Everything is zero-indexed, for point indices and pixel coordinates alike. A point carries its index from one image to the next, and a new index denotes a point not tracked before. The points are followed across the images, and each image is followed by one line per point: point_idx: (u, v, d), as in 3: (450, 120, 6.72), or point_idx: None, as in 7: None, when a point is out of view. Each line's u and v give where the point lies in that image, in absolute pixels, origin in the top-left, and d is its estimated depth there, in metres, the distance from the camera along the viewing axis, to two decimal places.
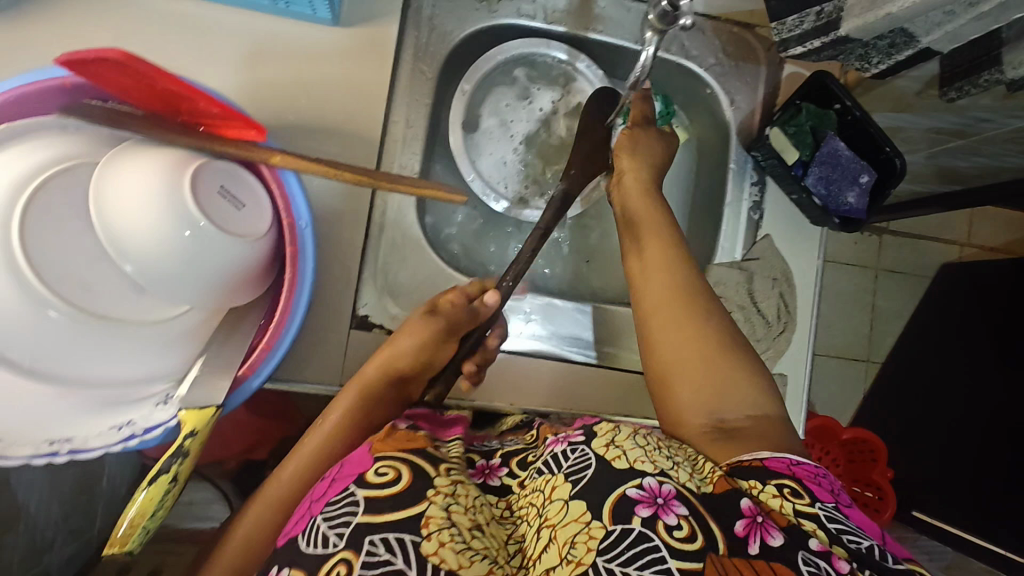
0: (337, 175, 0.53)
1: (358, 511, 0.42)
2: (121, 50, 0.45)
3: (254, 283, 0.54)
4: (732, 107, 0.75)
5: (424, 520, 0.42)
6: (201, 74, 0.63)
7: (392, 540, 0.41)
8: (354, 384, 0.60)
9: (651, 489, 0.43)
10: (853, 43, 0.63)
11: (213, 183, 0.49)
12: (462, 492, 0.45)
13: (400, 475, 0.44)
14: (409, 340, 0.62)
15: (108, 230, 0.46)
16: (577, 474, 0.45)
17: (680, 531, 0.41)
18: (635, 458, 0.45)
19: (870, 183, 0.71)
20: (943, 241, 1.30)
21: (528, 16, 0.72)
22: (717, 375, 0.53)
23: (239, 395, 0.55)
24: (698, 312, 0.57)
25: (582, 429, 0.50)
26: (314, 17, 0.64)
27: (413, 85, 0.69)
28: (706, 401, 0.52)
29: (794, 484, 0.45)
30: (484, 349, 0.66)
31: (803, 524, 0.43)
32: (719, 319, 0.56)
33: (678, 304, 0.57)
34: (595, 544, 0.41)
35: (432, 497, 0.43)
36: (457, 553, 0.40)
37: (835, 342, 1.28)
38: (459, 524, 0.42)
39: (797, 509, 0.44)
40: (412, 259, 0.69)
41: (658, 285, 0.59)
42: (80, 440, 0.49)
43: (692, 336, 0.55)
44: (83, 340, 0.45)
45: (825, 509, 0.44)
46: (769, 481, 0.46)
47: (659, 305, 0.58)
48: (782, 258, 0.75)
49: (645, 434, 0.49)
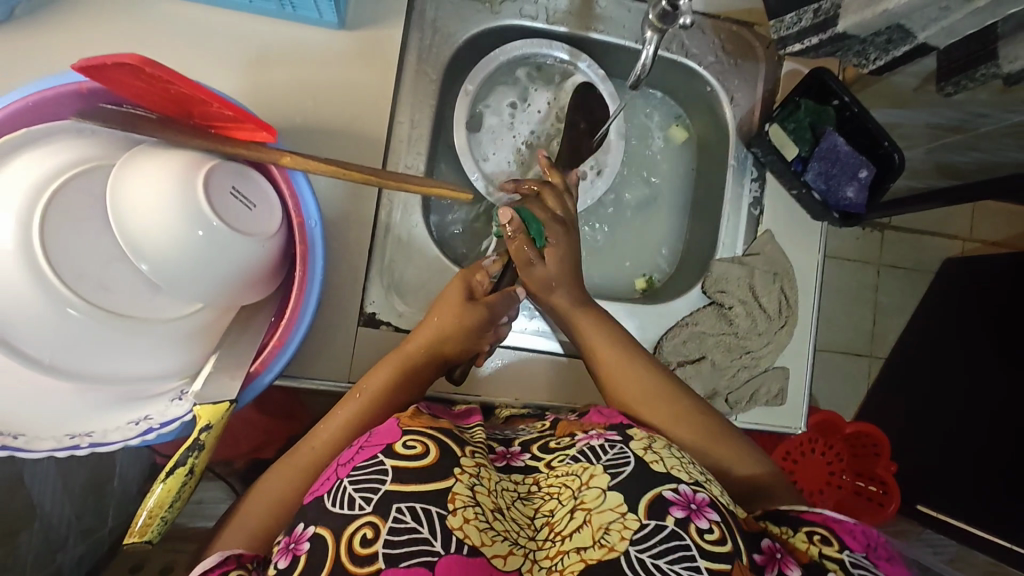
0: (344, 175, 0.54)
1: (385, 480, 0.43)
2: (136, 56, 0.45)
3: (265, 282, 0.56)
4: (732, 105, 0.76)
5: (451, 495, 0.42)
6: (210, 78, 0.64)
7: (418, 509, 0.42)
8: (388, 364, 0.61)
9: (685, 495, 0.44)
10: (851, 40, 0.64)
11: (225, 184, 0.50)
12: (486, 475, 0.46)
13: (428, 449, 0.45)
14: (444, 320, 0.63)
15: (125, 230, 0.47)
16: (616, 468, 0.46)
17: (711, 534, 0.42)
18: (671, 465, 0.47)
19: (868, 178, 0.71)
20: (944, 237, 1.31)
21: (530, 17, 0.74)
22: (708, 456, 0.54)
23: (252, 390, 0.56)
24: (669, 398, 0.58)
25: (617, 429, 0.51)
26: (320, 20, 0.66)
27: (417, 87, 0.70)
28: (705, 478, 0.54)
29: (825, 531, 0.45)
30: (498, 331, 0.68)
31: (827, 564, 0.44)
32: (694, 406, 0.57)
33: (653, 403, 0.57)
34: (629, 534, 0.42)
35: (458, 476, 0.44)
36: (480, 531, 0.41)
37: (838, 336, 1.29)
38: (483, 505, 0.43)
39: (824, 553, 0.44)
40: (416, 256, 0.70)
41: (633, 387, 0.59)
42: (100, 434, 0.49)
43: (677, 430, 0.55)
44: (102, 338, 0.47)
45: (853, 556, 0.44)
46: (800, 528, 0.46)
47: (636, 408, 0.58)
48: (782, 253, 0.75)
49: (677, 445, 0.51)
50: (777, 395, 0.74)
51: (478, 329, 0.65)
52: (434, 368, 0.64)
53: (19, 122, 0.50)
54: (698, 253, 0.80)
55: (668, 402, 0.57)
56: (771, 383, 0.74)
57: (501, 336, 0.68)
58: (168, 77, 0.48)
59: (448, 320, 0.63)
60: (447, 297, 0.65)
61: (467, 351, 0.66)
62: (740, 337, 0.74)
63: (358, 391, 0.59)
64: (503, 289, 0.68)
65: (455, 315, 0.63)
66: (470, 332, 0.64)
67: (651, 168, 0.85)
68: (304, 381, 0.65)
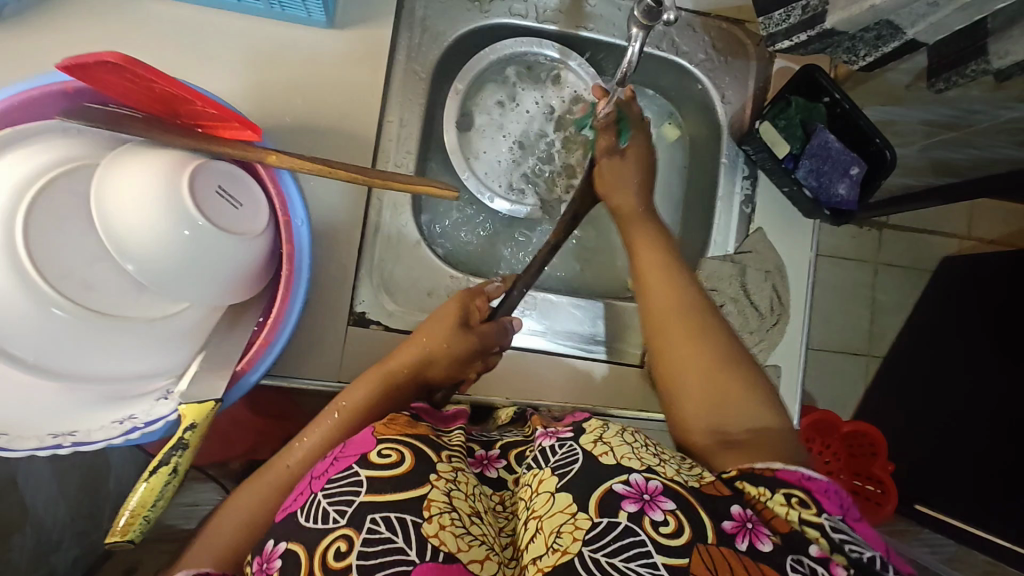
0: (331, 173, 0.54)
1: (360, 492, 0.43)
2: (119, 54, 0.45)
3: (251, 282, 0.56)
4: (723, 103, 0.76)
5: (427, 502, 0.43)
6: (198, 79, 0.64)
7: (393, 519, 0.42)
8: (375, 378, 0.60)
9: (638, 486, 0.44)
10: (839, 36, 0.63)
11: (210, 184, 0.50)
12: (463, 479, 0.47)
13: (403, 458, 0.45)
14: (438, 342, 0.63)
15: (109, 229, 0.47)
16: (564, 468, 0.46)
17: (666, 527, 0.42)
18: (622, 454, 0.46)
19: (860, 175, 0.72)
20: (943, 235, 1.31)
21: (519, 15, 0.73)
22: (718, 387, 0.52)
23: (239, 390, 0.55)
24: (697, 322, 0.56)
25: (571, 426, 0.51)
26: (309, 19, 0.66)
27: (407, 85, 0.70)
28: (707, 413, 0.52)
29: (803, 494, 0.44)
30: (488, 359, 0.67)
31: (807, 531, 0.43)
32: (719, 335, 0.55)
33: (678, 322, 0.56)
34: (582, 535, 0.42)
35: (434, 481, 0.44)
36: (457, 537, 0.41)
37: (835, 335, 1.28)
38: (459, 510, 0.44)
39: (803, 518, 0.43)
40: (406, 256, 0.70)
41: (663, 301, 0.58)
42: (83, 433, 0.49)
43: (696, 354, 0.54)
44: (86, 337, 0.47)
45: (831, 519, 0.43)
46: (778, 490, 0.45)
47: (660, 323, 0.57)
48: (774, 250, 0.75)
49: (632, 432, 0.50)
50: None
51: (467, 353, 0.64)
52: (417, 391, 0.63)
53: (3, 122, 0.50)
54: (690, 252, 0.80)
55: (694, 325, 0.56)
56: None
57: (490, 365, 0.67)
58: (153, 75, 0.48)
59: (437, 340, 0.63)
60: (437, 317, 0.65)
61: (452, 375, 0.65)
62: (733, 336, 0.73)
63: (337, 407, 0.58)
64: (498, 319, 0.67)
65: (448, 340, 0.63)
66: (459, 359, 0.64)
67: None
68: (292, 381, 0.65)
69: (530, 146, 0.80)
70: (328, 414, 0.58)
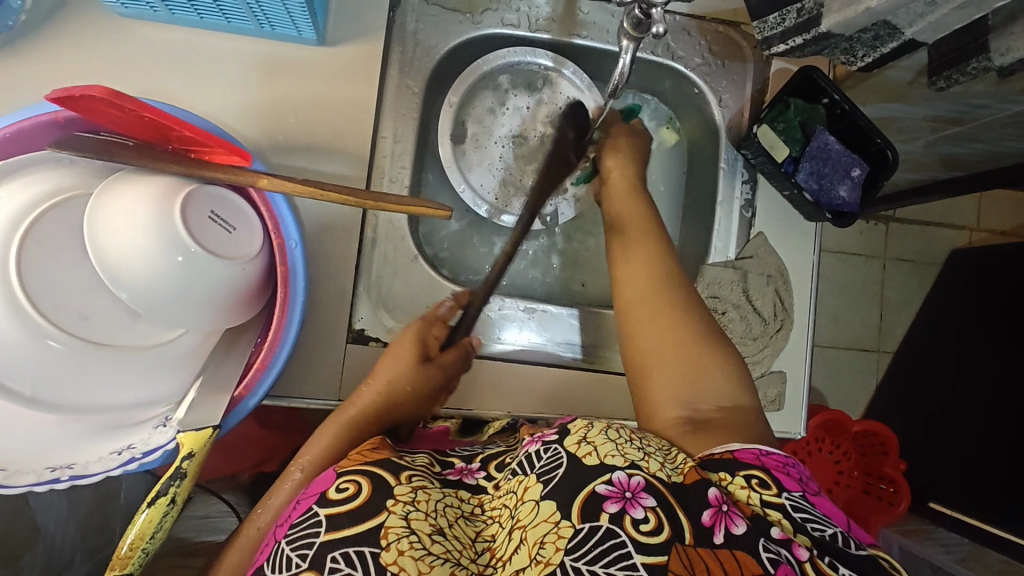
0: (322, 195, 0.53)
1: (319, 531, 0.43)
2: (105, 88, 0.46)
3: (247, 305, 0.55)
4: (721, 106, 0.75)
5: (384, 531, 0.43)
6: (191, 101, 0.64)
7: (353, 554, 0.42)
8: (327, 425, 0.59)
9: (620, 484, 0.43)
10: (835, 38, 0.62)
11: (202, 209, 0.50)
12: (422, 498, 0.46)
13: (360, 488, 0.45)
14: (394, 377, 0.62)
15: (102, 260, 0.47)
16: (548, 474, 0.46)
17: (646, 524, 0.42)
18: (605, 453, 0.46)
19: (862, 177, 0.70)
20: (952, 227, 1.28)
21: (512, 26, 0.73)
22: (693, 362, 0.56)
23: (238, 414, 0.56)
24: (675, 306, 0.59)
25: (557, 429, 0.50)
26: (299, 37, 0.65)
27: (400, 100, 0.70)
28: (680, 390, 0.54)
29: (762, 474, 0.46)
30: (451, 385, 0.67)
31: (769, 514, 0.44)
32: (696, 315, 0.59)
33: (658, 302, 0.60)
34: (565, 543, 0.42)
35: (390, 508, 0.44)
36: (416, 560, 0.41)
37: (843, 333, 1.27)
38: (419, 531, 0.43)
39: (764, 500, 0.45)
40: (403, 272, 0.70)
41: (641, 271, 0.63)
42: (81, 466, 0.49)
43: (669, 334, 0.57)
44: (84, 370, 0.47)
45: (792, 498, 0.45)
46: (739, 473, 0.47)
47: (642, 303, 0.60)
48: (776, 255, 0.74)
49: (617, 427, 0.49)
50: (774, 400, 0.72)
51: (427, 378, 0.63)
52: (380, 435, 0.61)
53: None
54: (690, 255, 0.79)
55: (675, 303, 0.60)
56: (767, 388, 0.72)
57: (452, 391, 0.68)
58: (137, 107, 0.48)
59: (397, 376, 0.62)
60: (391, 360, 0.63)
61: (418, 410, 0.64)
62: (734, 342, 0.73)
63: (298, 464, 0.57)
64: (458, 343, 0.68)
65: (409, 377, 0.63)
66: (422, 391, 0.63)
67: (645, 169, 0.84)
68: (291, 401, 0.65)
69: (528, 154, 0.79)
70: (290, 470, 0.57)
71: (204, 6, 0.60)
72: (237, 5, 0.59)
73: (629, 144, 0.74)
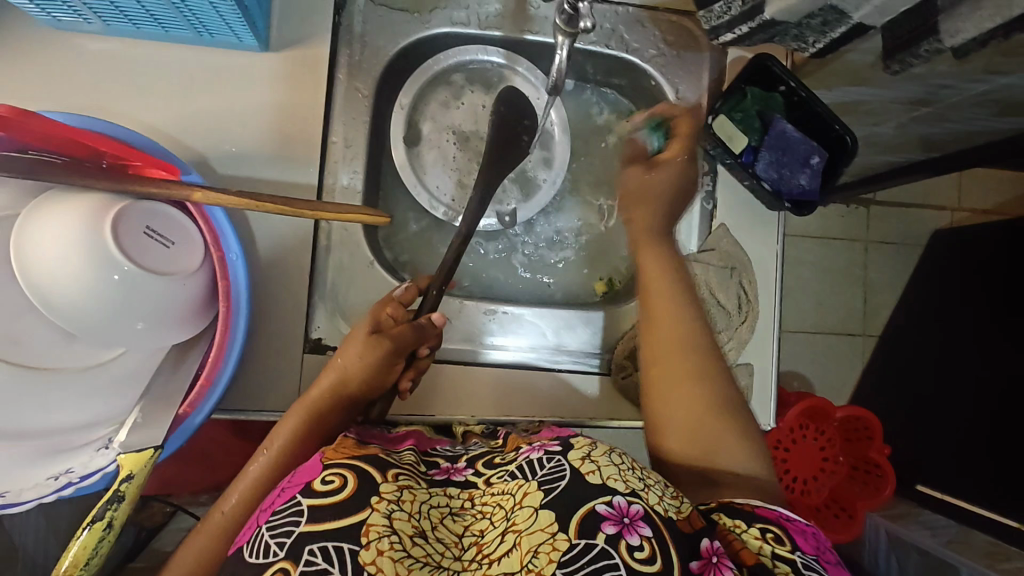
0: (259, 207, 0.51)
1: (301, 521, 0.42)
2: (10, 107, 0.44)
3: (191, 321, 0.54)
4: (678, 98, 0.74)
5: (366, 527, 0.41)
6: (134, 112, 0.63)
7: (331, 549, 0.40)
8: (295, 410, 0.57)
9: (620, 508, 0.43)
10: (782, 26, 0.64)
11: (137, 225, 0.49)
12: (408, 498, 0.45)
13: (346, 481, 0.44)
14: (353, 362, 0.59)
15: (32, 283, 0.46)
16: (550, 484, 0.45)
17: (641, 552, 0.41)
18: (608, 475, 0.45)
19: (821, 164, 0.71)
20: (932, 208, 1.27)
21: (461, 24, 0.71)
22: (713, 432, 0.52)
23: (181, 433, 0.54)
24: (699, 367, 0.54)
25: (560, 440, 0.50)
26: (240, 44, 0.64)
27: (349, 103, 0.69)
28: (694, 457, 0.52)
29: (778, 529, 0.45)
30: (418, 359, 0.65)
31: (777, 565, 0.43)
32: (717, 386, 0.54)
33: (680, 369, 0.54)
34: (558, 556, 0.41)
35: (374, 505, 0.43)
36: (395, 561, 0.40)
37: (826, 319, 1.25)
38: (401, 532, 0.42)
39: (777, 553, 0.43)
40: (360, 278, 0.69)
41: (661, 320, 0.57)
42: (14, 493, 0.46)
43: (689, 397, 0.53)
44: (19, 394, 0.47)
45: (805, 558, 0.43)
46: (754, 524, 0.45)
47: (662, 359, 0.55)
48: (738, 246, 0.73)
49: (621, 452, 0.49)
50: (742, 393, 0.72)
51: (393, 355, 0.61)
52: (345, 412, 0.60)
53: None
54: None
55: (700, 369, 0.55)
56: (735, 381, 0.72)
57: (421, 365, 0.65)
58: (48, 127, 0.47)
59: (351, 360, 0.59)
60: (357, 341, 0.60)
61: (382, 384, 0.62)
62: None
63: (264, 448, 0.55)
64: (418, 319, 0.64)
65: (362, 357, 0.59)
66: (380, 366, 0.60)
67: (607, 163, 0.82)
68: (252, 415, 0.63)
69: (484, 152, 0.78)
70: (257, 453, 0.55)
71: (139, 16, 0.58)
72: (170, 13, 0.57)
73: (647, 189, 0.64)
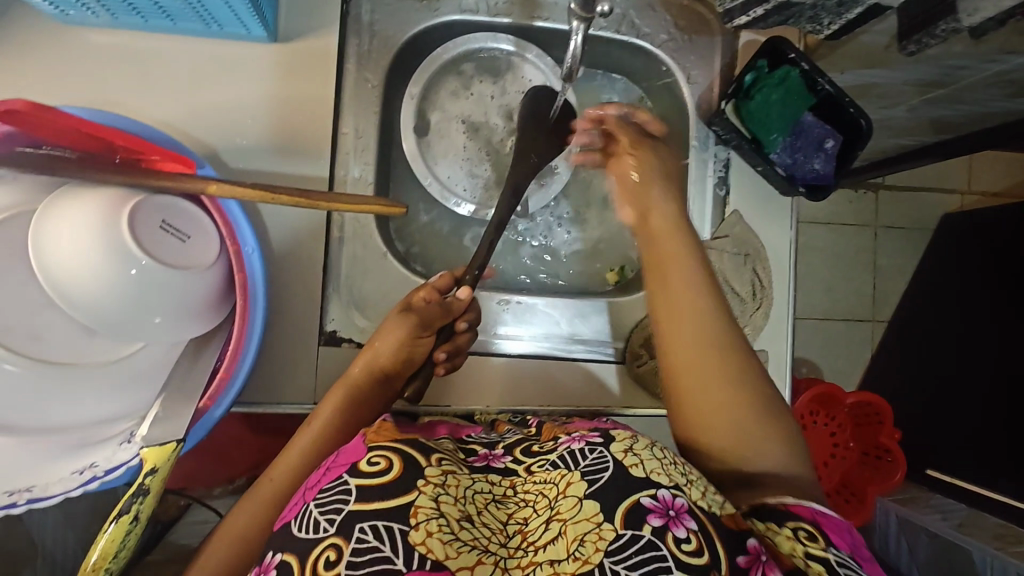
0: (274, 199, 0.51)
1: (348, 501, 0.42)
2: (27, 102, 0.44)
3: (209, 313, 0.55)
4: (690, 84, 0.73)
5: (413, 509, 0.42)
6: (146, 107, 0.63)
7: (381, 528, 0.41)
8: (339, 385, 0.61)
9: (664, 501, 0.44)
10: (797, 7, 0.63)
11: (153, 218, 0.49)
12: (452, 483, 0.45)
13: (392, 463, 0.45)
14: (388, 340, 0.62)
15: (53, 279, 0.46)
16: (594, 475, 0.46)
17: (689, 544, 0.42)
18: (652, 468, 0.46)
19: (836, 149, 0.69)
20: (941, 191, 1.26)
21: (470, 11, 0.70)
22: (751, 431, 0.52)
23: (202, 425, 0.55)
24: (732, 369, 0.54)
25: (600, 433, 0.51)
26: (250, 36, 0.63)
27: (359, 95, 0.68)
28: (733, 457, 0.52)
29: (811, 528, 0.46)
30: (454, 339, 0.66)
31: (811, 566, 0.44)
32: (752, 387, 0.53)
33: (712, 371, 0.54)
34: (605, 545, 0.42)
35: (422, 488, 0.43)
36: (444, 544, 0.40)
37: (837, 305, 1.25)
38: (448, 515, 0.42)
39: (809, 553, 0.45)
40: (374, 270, 0.69)
41: (684, 322, 0.56)
42: (40, 488, 0.48)
43: (720, 400, 0.53)
44: (43, 389, 0.47)
45: (838, 555, 0.45)
46: (786, 524, 0.47)
47: (692, 362, 0.54)
48: (753, 233, 0.73)
49: (662, 446, 0.50)
50: None
51: (427, 334, 0.64)
52: (383, 387, 0.63)
53: None
54: None
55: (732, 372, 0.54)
56: None
57: (458, 341, 0.66)
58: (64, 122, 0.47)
59: (386, 338, 0.62)
60: (394, 320, 0.63)
61: (418, 360, 0.65)
62: None
63: (311, 421, 0.59)
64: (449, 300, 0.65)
65: (396, 335, 0.63)
66: (412, 342, 0.64)
67: None
68: (271, 407, 0.64)
69: (494, 142, 0.78)
70: (305, 426, 0.59)
71: (148, 10, 0.58)
72: (179, 6, 0.57)
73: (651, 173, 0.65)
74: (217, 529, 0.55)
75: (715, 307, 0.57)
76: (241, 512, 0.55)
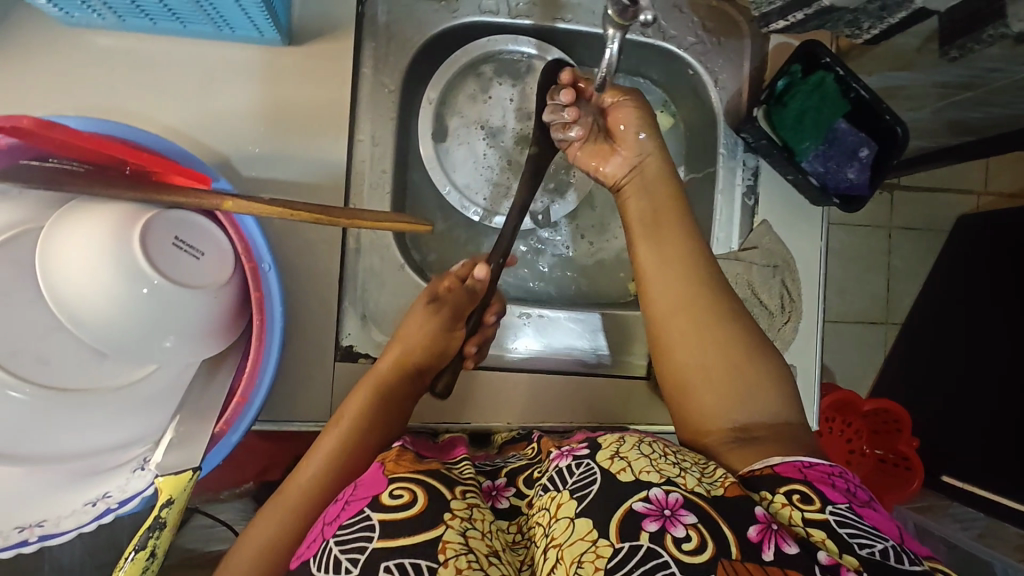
0: (294, 214, 0.48)
1: (373, 537, 0.41)
2: (33, 119, 0.43)
3: (223, 334, 0.52)
4: (717, 88, 0.70)
5: (441, 545, 0.40)
6: (156, 113, 0.60)
7: (407, 565, 0.39)
8: (366, 381, 0.59)
9: (658, 501, 0.42)
10: (839, 12, 0.61)
11: (166, 235, 0.47)
12: (478, 516, 0.44)
13: (416, 496, 0.43)
14: (418, 330, 0.62)
15: (61, 300, 0.44)
16: (582, 491, 0.43)
17: (689, 543, 0.40)
18: (640, 469, 0.44)
19: (871, 157, 0.67)
20: (960, 193, 1.23)
21: (490, 12, 0.67)
22: (739, 377, 0.53)
23: (219, 451, 0.53)
24: (717, 316, 0.55)
25: (587, 442, 0.48)
26: (263, 39, 0.61)
27: (376, 100, 0.65)
28: (725, 408, 0.53)
29: (804, 489, 0.44)
30: (483, 331, 0.66)
31: (812, 534, 0.42)
32: (737, 333, 0.55)
33: (694, 321, 0.55)
34: (604, 564, 0.39)
35: (449, 522, 0.42)
36: None
37: (853, 309, 1.22)
38: (476, 550, 0.41)
39: (806, 518, 0.43)
40: (390, 282, 0.66)
41: (664, 273, 0.57)
42: (52, 522, 0.47)
43: (706, 348, 0.54)
44: (53, 417, 0.45)
45: (837, 512, 0.43)
46: (779, 490, 0.45)
47: (675, 311, 0.56)
48: (781, 242, 0.71)
49: (650, 442, 0.48)
50: None
51: (459, 324, 0.65)
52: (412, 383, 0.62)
53: None
54: None
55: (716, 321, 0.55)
56: None
57: (484, 337, 0.66)
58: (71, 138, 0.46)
59: (414, 328, 0.62)
60: (422, 310, 0.63)
61: (447, 353, 0.64)
62: None
63: (340, 418, 0.57)
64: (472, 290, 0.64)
65: (426, 324, 0.63)
66: (444, 334, 0.64)
67: None
68: (286, 425, 0.62)
69: (511, 146, 0.75)
70: (332, 426, 0.57)
71: (158, 12, 0.55)
72: (190, 9, 0.54)
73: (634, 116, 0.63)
74: (242, 539, 0.52)
75: (696, 255, 0.58)
76: (269, 517, 0.52)
